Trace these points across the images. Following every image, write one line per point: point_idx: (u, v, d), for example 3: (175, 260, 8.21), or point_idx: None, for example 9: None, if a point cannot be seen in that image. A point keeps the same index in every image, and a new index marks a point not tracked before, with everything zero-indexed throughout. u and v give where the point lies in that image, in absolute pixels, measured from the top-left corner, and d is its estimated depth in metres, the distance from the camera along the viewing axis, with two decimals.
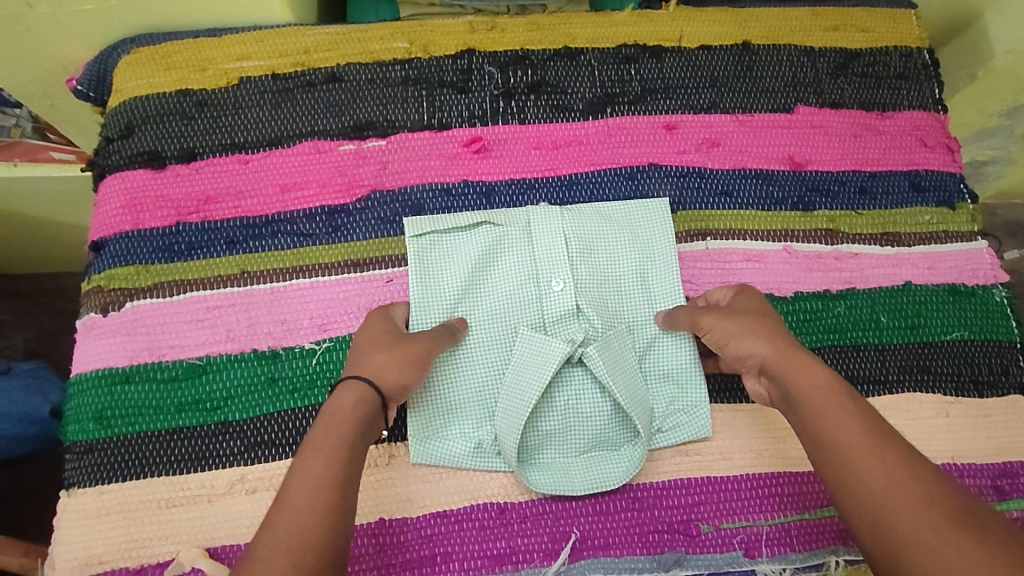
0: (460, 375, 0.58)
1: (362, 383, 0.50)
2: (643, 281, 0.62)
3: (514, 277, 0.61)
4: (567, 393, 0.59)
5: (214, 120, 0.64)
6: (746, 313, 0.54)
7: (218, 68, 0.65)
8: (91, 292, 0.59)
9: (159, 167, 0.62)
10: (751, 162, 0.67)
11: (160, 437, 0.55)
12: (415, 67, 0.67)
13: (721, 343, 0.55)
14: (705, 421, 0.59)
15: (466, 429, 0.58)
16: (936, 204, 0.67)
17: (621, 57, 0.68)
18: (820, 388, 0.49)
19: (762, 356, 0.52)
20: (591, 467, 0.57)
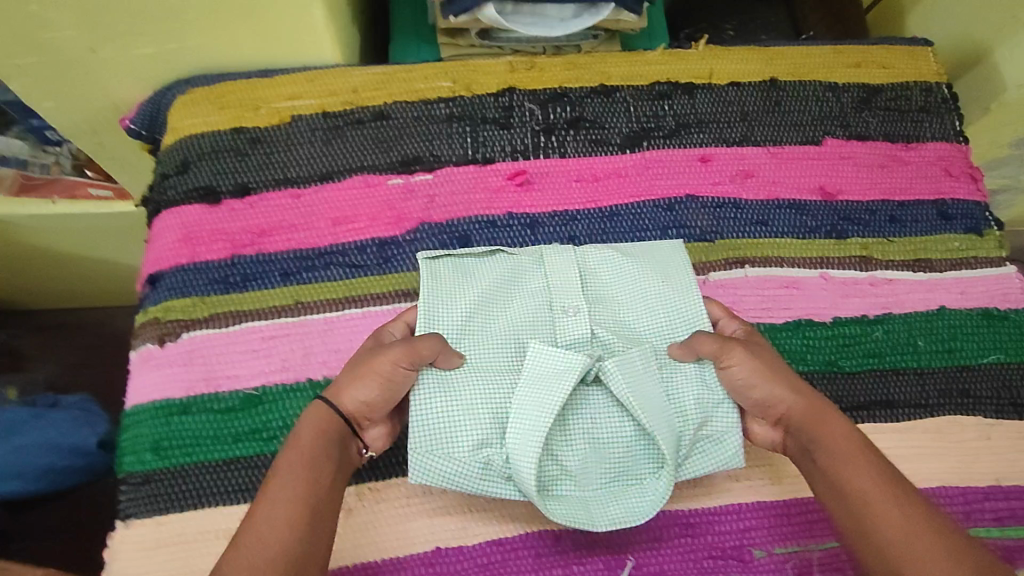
0: (466, 390, 0.54)
1: (325, 404, 0.51)
2: (663, 304, 0.60)
3: (529, 300, 0.59)
4: (582, 418, 0.56)
5: (266, 157, 0.66)
6: (770, 360, 0.55)
7: (271, 106, 0.68)
8: (147, 324, 0.60)
9: (213, 202, 0.64)
10: (784, 193, 0.69)
11: (216, 467, 0.55)
12: (459, 105, 0.69)
13: (747, 385, 0.54)
14: (734, 452, 0.56)
15: (471, 451, 0.53)
16: (964, 231, 0.69)
17: (655, 94, 0.71)
18: (843, 439, 0.50)
19: (790, 408, 0.53)
20: (611, 502, 0.54)
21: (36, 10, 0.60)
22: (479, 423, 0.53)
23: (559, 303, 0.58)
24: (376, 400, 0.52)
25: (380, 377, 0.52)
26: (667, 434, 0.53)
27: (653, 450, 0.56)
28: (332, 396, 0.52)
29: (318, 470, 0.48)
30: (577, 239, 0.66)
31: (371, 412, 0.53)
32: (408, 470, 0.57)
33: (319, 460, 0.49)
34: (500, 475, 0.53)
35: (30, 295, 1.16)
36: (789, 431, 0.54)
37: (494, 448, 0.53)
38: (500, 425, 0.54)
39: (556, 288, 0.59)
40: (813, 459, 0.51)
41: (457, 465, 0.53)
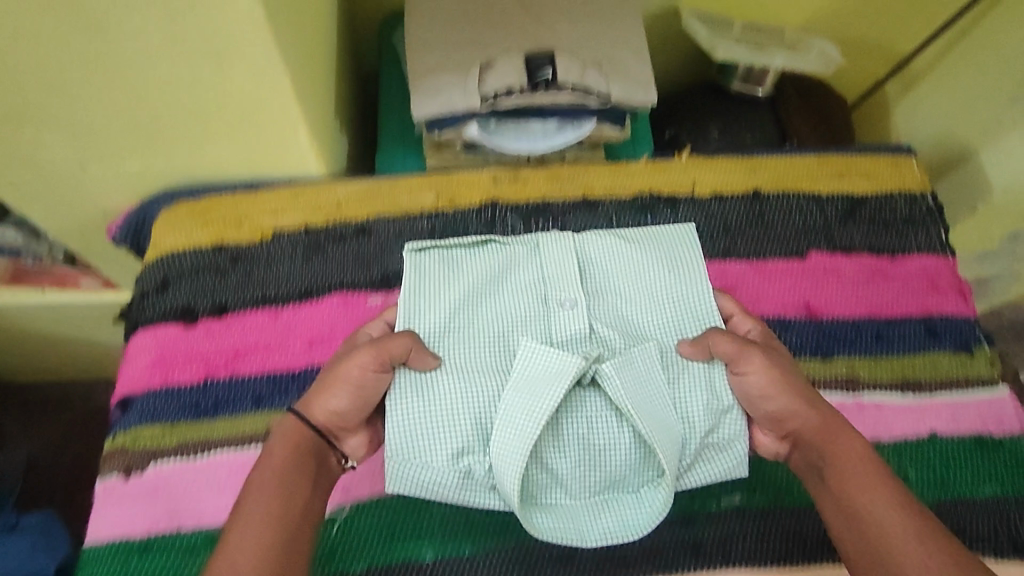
0: (449, 392, 0.53)
1: (297, 416, 0.52)
2: (667, 301, 0.59)
3: (523, 299, 0.59)
4: (578, 421, 0.54)
5: (247, 274, 0.66)
6: (787, 370, 0.53)
7: (254, 223, 0.68)
8: (115, 451, 0.59)
9: (190, 321, 0.64)
10: (767, 309, 0.68)
11: None
12: (441, 220, 0.69)
13: (763, 395, 0.53)
14: (741, 458, 0.54)
15: (454, 456, 0.52)
16: (953, 348, 0.68)
17: (637, 206, 0.72)
18: (858, 460, 0.49)
19: (806, 426, 0.52)
20: (604, 513, 0.54)
21: (25, 137, 0.61)
22: (459, 431, 0.53)
23: (555, 298, 0.58)
24: (347, 407, 0.52)
25: (349, 383, 0.52)
26: (668, 444, 0.51)
27: (652, 458, 0.54)
28: (304, 409, 0.52)
29: (294, 489, 0.48)
30: None
31: (346, 421, 0.53)
32: None
33: (294, 479, 0.48)
34: (482, 486, 0.53)
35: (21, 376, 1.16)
36: (800, 444, 0.53)
37: (475, 456, 0.53)
38: (484, 433, 0.53)
39: (552, 283, 0.59)
40: (824, 477, 0.50)
41: (439, 472, 0.52)
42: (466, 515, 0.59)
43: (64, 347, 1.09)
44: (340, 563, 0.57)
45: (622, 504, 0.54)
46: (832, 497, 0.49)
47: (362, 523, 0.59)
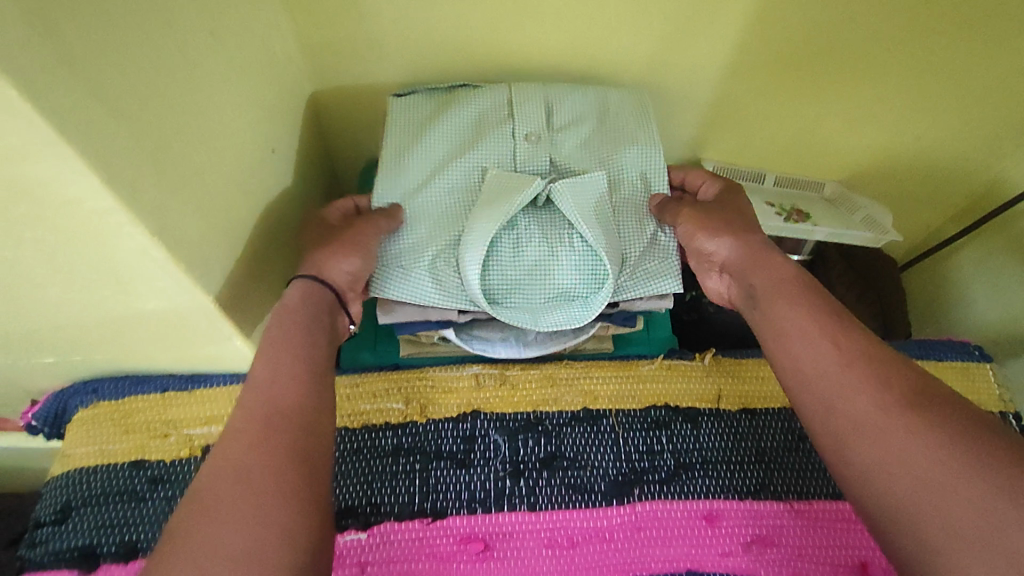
0: (428, 208, 0.58)
1: (311, 280, 0.50)
2: (623, 143, 0.62)
3: (493, 127, 0.61)
4: (533, 230, 0.56)
5: (168, 503, 0.54)
6: (718, 213, 0.56)
7: (182, 434, 0.58)
8: None
9: (88, 567, 0.51)
10: (811, 570, 0.54)
11: None
12: (410, 434, 0.58)
13: (691, 237, 0.56)
14: (673, 276, 0.58)
15: (431, 260, 0.56)
16: None
17: (649, 421, 0.60)
18: (783, 276, 0.49)
19: (728, 254, 0.54)
20: (556, 308, 0.55)
21: None
22: (433, 239, 0.56)
23: (521, 130, 0.61)
24: (361, 271, 0.53)
25: (361, 246, 0.53)
26: (612, 256, 0.54)
27: (597, 269, 0.56)
28: (318, 271, 0.51)
29: (315, 348, 0.47)
30: None
31: (358, 283, 0.53)
32: None
33: (312, 335, 0.47)
34: (453, 287, 0.55)
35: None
36: (736, 275, 0.53)
37: (447, 260, 0.56)
38: (458, 236, 0.56)
39: (516, 113, 0.61)
40: (757, 305, 0.50)
41: (416, 276, 0.55)
42: None
43: None
44: None
45: (569, 309, 0.56)
46: (762, 318, 0.49)
47: None
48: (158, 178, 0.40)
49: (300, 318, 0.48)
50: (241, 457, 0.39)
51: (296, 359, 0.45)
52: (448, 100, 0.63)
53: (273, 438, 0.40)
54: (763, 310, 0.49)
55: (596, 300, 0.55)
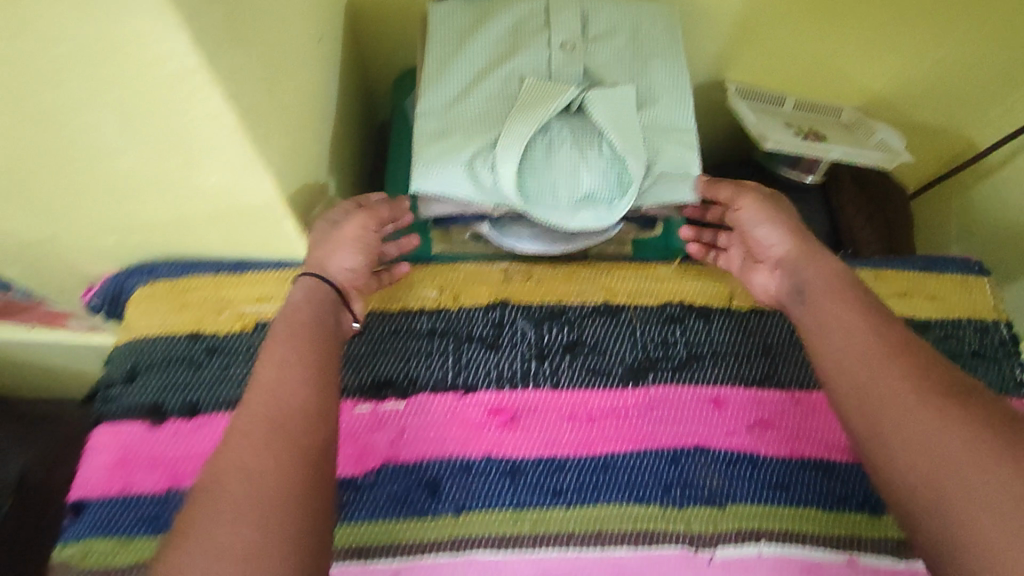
0: (466, 112, 0.61)
1: (314, 279, 0.54)
2: (654, 57, 0.64)
3: (530, 36, 0.63)
4: (567, 135, 0.59)
5: (223, 370, 0.59)
6: (783, 211, 0.59)
7: (235, 311, 0.62)
8: (60, 565, 0.54)
9: (157, 420, 0.58)
10: (807, 448, 0.60)
11: None
12: (443, 319, 0.63)
13: (753, 226, 0.59)
14: (692, 186, 0.61)
15: (468, 158, 0.58)
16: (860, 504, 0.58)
17: (665, 317, 0.64)
18: (832, 274, 0.53)
19: (783, 249, 0.56)
20: (583, 209, 0.58)
21: None
22: (471, 140, 0.59)
23: (557, 39, 0.63)
24: (359, 267, 0.57)
25: (359, 244, 0.57)
26: (637, 163, 0.58)
27: (624, 174, 0.58)
28: (320, 271, 0.55)
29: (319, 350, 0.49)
30: (562, 493, 0.57)
31: (357, 279, 0.57)
32: None
33: (313, 338, 0.50)
34: (487, 185, 0.58)
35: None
36: (787, 269, 0.55)
37: (484, 161, 0.58)
38: (495, 138, 0.58)
39: (552, 23, 0.63)
40: (803, 297, 0.53)
41: (453, 173, 0.58)
42: None
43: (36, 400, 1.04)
44: None
45: (596, 210, 0.58)
46: (809, 309, 0.52)
47: None
48: (230, 50, 0.43)
49: (304, 318, 0.51)
50: (249, 460, 0.41)
51: (299, 365, 0.47)
52: (489, 10, 0.65)
53: (277, 443, 0.42)
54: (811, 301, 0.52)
55: (622, 203, 0.58)
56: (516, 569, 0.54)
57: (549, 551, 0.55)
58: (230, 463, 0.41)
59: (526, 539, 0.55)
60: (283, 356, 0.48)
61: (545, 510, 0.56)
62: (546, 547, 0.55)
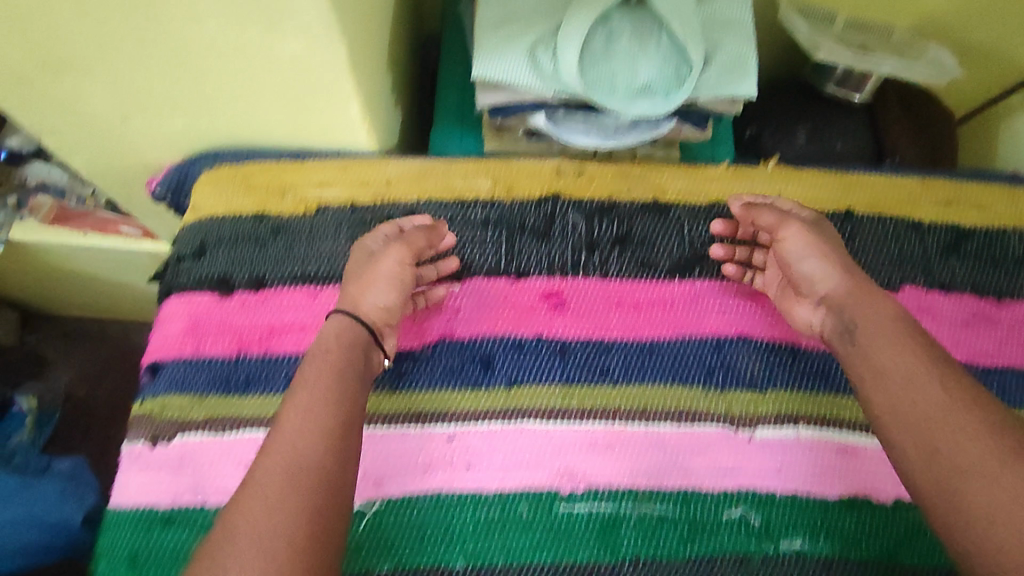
0: (527, 5, 0.62)
1: (347, 319, 0.53)
2: None
3: None
4: (627, 24, 0.59)
5: (287, 248, 0.62)
6: (828, 240, 0.58)
7: (299, 195, 0.64)
8: (141, 417, 0.58)
9: (226, 291, 0.61)
10: None
11: None
12: (497, 210, 0.64)
13: (798, 259, 0.57)
14: (750, 80, 0.61)
15: (528, 47, 0.60)
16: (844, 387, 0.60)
17: (713, 215, 0.65)
18: (887, 318, 0.50)
19: (834, 286, 0.54)
20: (641, 97, 0.59)
21: (70, 83, 0.59)
22: (531, 29, 0.60)
23: None
24: (392, 304, 0.56)
25: (394, 280, 0.56)
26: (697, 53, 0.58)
27: (682, 65, 0.59)
28: (353, 309, 0.54)
29: (346, 386, 0.49)
30: (610, 372, 0.60)
31: (391, 317, 0.56)
32: None
33: (343, 373, 0.50)
34: (546, 72, 0.59)
35: (73, 291, 1.23)
36: (834, 308, 0.54)
37: (545, 50, 0.59)
38: (554, 28, 0.60)
39: None
40: (854, 338, 0.51)
41: (514, 61, 0.60)
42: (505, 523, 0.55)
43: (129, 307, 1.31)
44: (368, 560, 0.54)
45: (654, 100, 0.59)
46: (860, 354, 0.50)
47: (393, 520, 0.55)
48: None
49: (333, 359, 0.50)
50: (262, 516, 0.41)
51: (323, 409, 0.47)
52: None
53: (293, 492, 0.42)
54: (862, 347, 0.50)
55: (679, 94, 0.58)
56: (564, 437, 0.58)
57: (595, 423, 0.58)
58: (246, 514, 0.41)
59: (573, 412, 0.58)
60: (309, 398, 0.47)
61: (592, 387, 0.59)
62: (592, 419, 0.58)
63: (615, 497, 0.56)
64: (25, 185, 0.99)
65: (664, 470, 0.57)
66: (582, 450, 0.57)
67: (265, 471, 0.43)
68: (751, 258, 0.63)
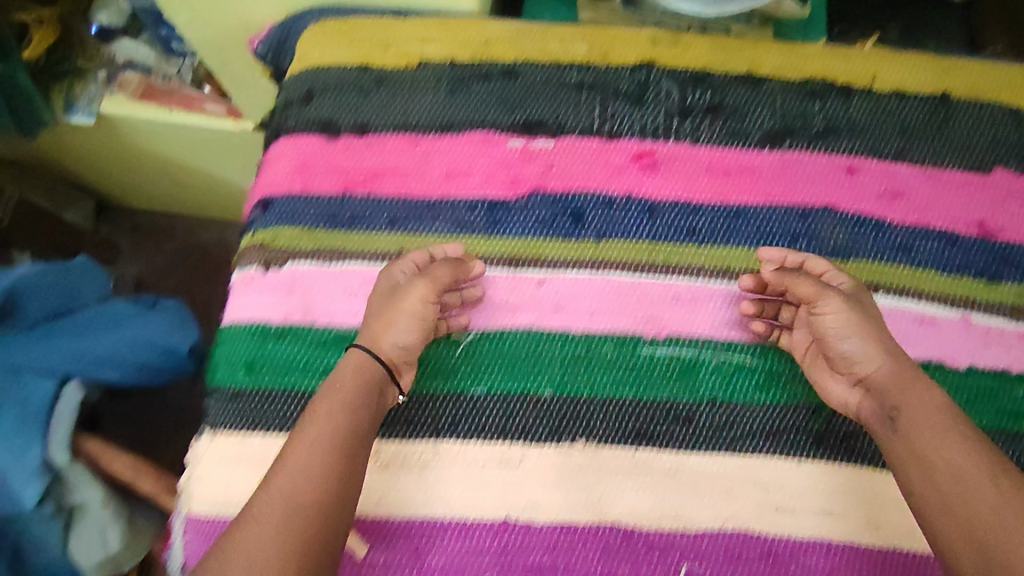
0: None
1: (364, 352, 0.55)
2: None
3: None
4: None
5: (390, 98, 0.65)
6: (870, 318, 0.56)
7: (400, 48, 0.66)
8: (254, 246, 0.62)
9: (332, 135, 0.64)
10: (934, 220, 0.62)
11: (284, 393, 0.57)
12: (592, 73, 0.66)
13: (836, 334, 0.56)
14: None
15: None
16: (934, 264, 0.61)
17: (807, 91, 0.66)
18: (933, 407, 0.51)
19: (877, 371, 0.54)
20: None
21: None
22: None
23: None
24: (413, 341, 0.56)
25: (420, 322, 0.56)
26: None
27: None
28: (371, 346, 0.55)
29: (352, 424, 0.52)
30: (697, 233, 0.62)
31: (411, 355, 0.57)
32: (484, 437, 0.56)
33: (355, 417, 0.52)
34: None
35: (145, 179, 1.27)
36: (875, 393, 0.54)
37: None
38: None
39: None
40: (895, 428, 0.52)
41: None
42: (594, 358, 0.58)
43: (202, 197, 1.33)
44: (460, 383, 0.58)
45: None
46: (900, 434, 0.51)
47: (484, 349, 0.59)
48: None
49: (339, 399, 0.52)
50: (262, 552, 0.45)
51: (325, 451, 0.50)
52: None
53: (290, 533, 0.46)
54: (903, 434, 0.51)
55: None
56: (649, 288, 0.60)
57: (680, 278, 0.60)
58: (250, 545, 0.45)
59: (659, 268, 0.61)
60: (313, 436, 0.50)
61: (679, 245, 0.61)
62: (677, 275, 0.61)
63: (697, 344, 0.59)
64: (114, 61, 1.04)
65: (745, 324, 0.60)
66: (666, 301, 0.60)
67: (264, 505, 0.47)
68: (779, 315, 0.60)
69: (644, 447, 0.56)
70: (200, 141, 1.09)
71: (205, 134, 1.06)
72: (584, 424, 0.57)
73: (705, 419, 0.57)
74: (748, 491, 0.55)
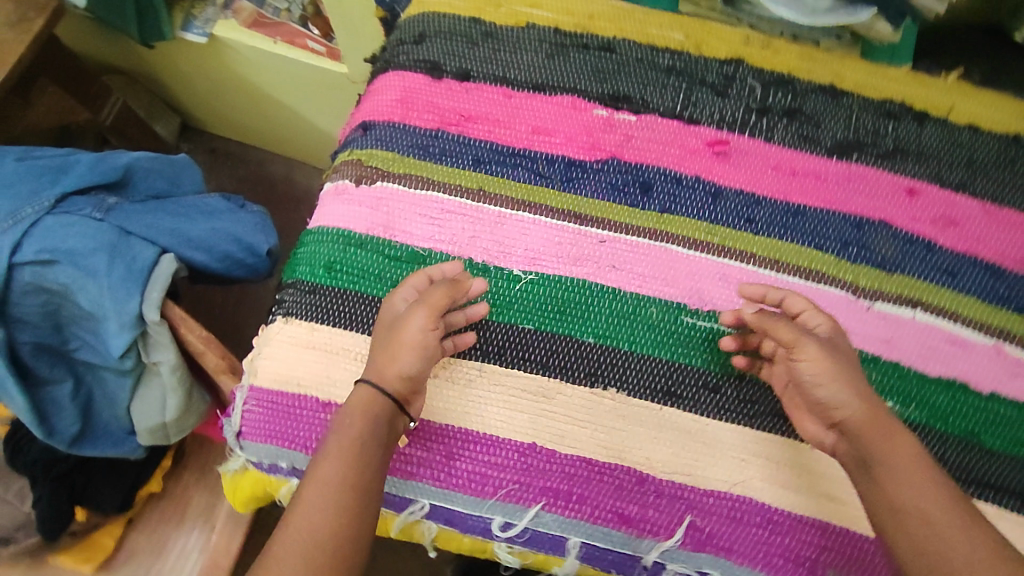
0: None
1: (371, 389, 0.56)
2: None
3: None
4: None
5: (494, 52, 0.70)
6: (842, 362, 0.55)
7: (511, 9, 0.73)
8: (350, 162, 0.68)
9: (436, 76, 0.70)
10: (984, 251, 0.65)
11: (354, 295, 0.64)
12: (683, 60, 0.70)
13: (812, 381, 0.55)
14: None
15: None
16: (976, 292, 0.64)
17: (884, 111, 0.69)
18: (912, 458, 0.51)
19: (852, 414, 0.53)
20: None
21: None
22: None
23: None
24: (417, 371, 0.57)
25: (421, 353, 0.57)
26: None
27: None
28: (376, 379, 0.56)
29: (362, 463, 0.53)
30: (754, 223, 0.66)
31: (416, 385, 0.57)
32: (527, 368, 0.61)
33: (367, 452, 0.53)
34: None
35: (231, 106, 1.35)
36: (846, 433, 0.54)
37: None
38: None
39: None
40: (873, 472, 0.51)
41: None
42: (637, 317, 0.63)
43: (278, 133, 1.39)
44: (512, 317, 0.63)
45: None
46: (881, 492, 0.51)
47: (541, 290, 0.64)
48: None
49: (349, 436, 0.53)
50: None
51: (334, 491, 0.51)
52: None
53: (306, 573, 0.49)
54: (879, 483, 0.51)
55: None
56: (701, 264, 0.64)
57: (731, 261, 0.65)
58: None
59: (713, 248, 0.65)
60: (325, 474, 0.52)
61: (737, 230, 0.65)
62: (728, 257, 0.65)
63: None
64: None
65: None
66: (715, 278, 0.64)
67: (282, 548, 0.50)
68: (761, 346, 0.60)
69: (670, 406, 0.61)
70: (293, 76, 1.16)
71: (299, 67, 1.12)
72: (619, 374, 0.61)
73: (729, 392, 0.61)
74: (761, 462, 0.59)
